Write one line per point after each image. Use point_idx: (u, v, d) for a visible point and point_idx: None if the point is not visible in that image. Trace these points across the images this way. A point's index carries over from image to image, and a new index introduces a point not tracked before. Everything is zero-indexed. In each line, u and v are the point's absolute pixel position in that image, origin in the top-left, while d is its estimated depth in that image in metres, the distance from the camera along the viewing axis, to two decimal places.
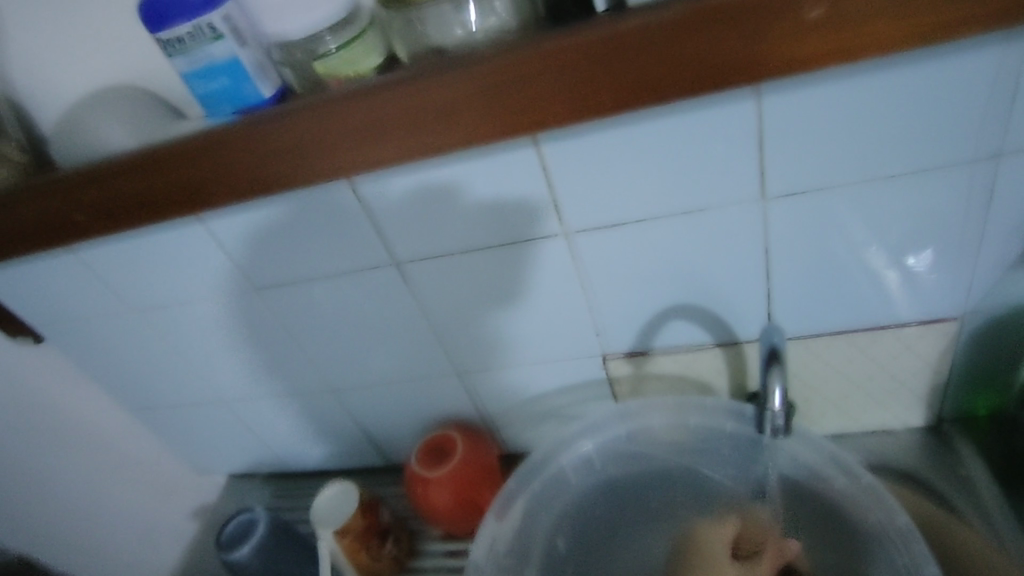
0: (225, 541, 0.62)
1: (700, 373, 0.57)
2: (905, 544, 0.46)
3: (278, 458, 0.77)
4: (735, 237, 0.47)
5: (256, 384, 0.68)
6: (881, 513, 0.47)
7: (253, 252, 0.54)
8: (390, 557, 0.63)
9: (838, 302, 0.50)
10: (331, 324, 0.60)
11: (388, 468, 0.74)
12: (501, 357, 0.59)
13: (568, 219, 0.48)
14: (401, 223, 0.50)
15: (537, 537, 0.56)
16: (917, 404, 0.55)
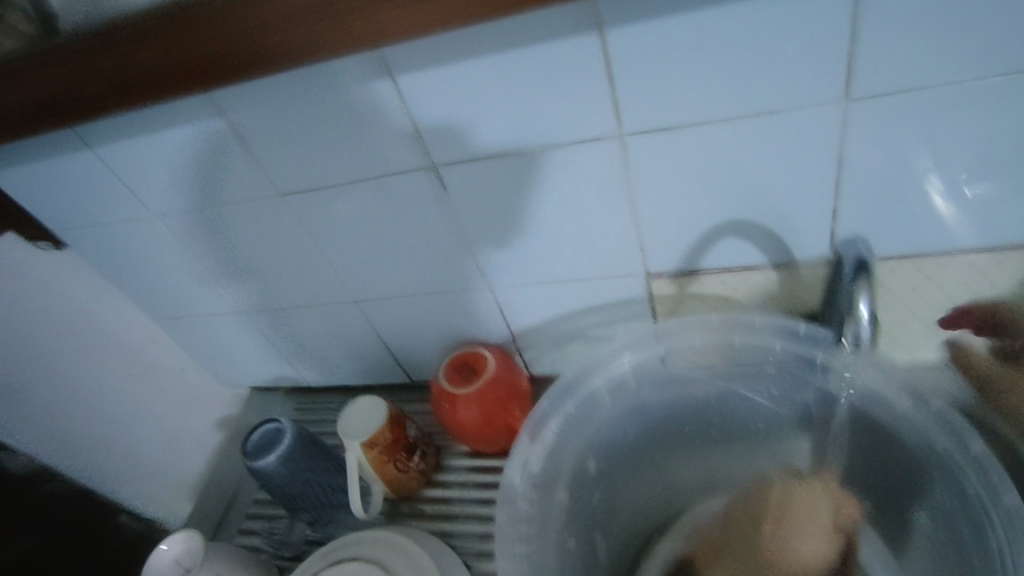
0: (251, 450, 0.61)
1: (750, 295, 0.54)
2: (983, 480, 0.42)
3: (303, 372, 0.76)
4: (807, 146, 0.43)
5: (280, 296, 0.66)
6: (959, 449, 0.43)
7: (279, 151, 0.51)
8: (417, 471, 0.63)
9: (911, 223, 0.46)
10: (360, 233, 0.56)
11: (414, 385, 0.73)
12: (537, 273, 0.56)
13: (624, 119, 0.43)
14: (439, 119, 0.46)
15: (570, 457, 0.54)
16: (979, 335, 0.52)
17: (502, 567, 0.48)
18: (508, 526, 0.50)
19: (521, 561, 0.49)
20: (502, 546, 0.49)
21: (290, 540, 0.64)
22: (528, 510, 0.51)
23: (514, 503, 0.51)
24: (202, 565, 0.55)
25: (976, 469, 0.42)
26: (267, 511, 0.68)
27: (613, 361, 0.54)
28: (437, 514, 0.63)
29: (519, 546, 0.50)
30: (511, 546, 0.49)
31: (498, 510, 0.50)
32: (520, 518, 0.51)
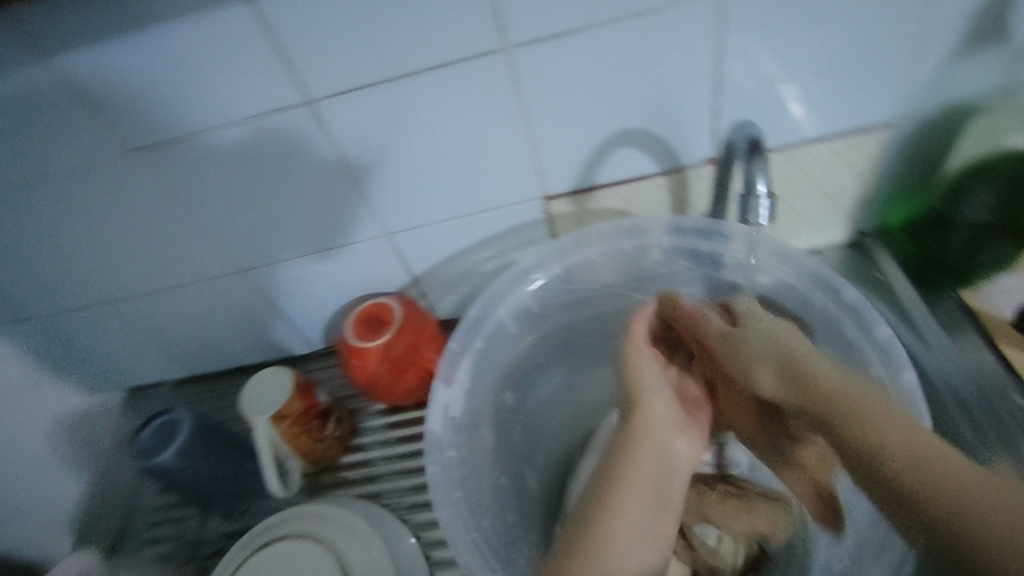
0: (142, 449, 0.54)
1: (644, 205, 0.55)
2: (884, 356, 0.46)
3: (188, 360, 0.69)
4: (687, 45, 0.43)
5: (148, 276, 0.58)
6: (859, 327, 0.47)
7: (119, 100, 0.44)
8: (333, 438, 0.59)
9: (780, 115, 0.49)
10: (233, 190, 0.51)
11: (316, 352, 0.69)
12: (434, 210, 0.54)
13: (507, 30, 0.42)
14: (305, 45, 0.42)
15: (489, 393, 0.54)
16: (843, 216, 0.57)
17: (442, 517, 0.46)
18: (442, 477, 0.48)
19: (461, 505, 0.48)
20: (438, 498, 0.47)
21: (205, 538, 0.59)
22: (457, 455, 0.50)
23: (443, 452, 0.49)
24: None
25: (878, 349, 0.46)
26: (173, 515, 0.62)
27: (519, 286, 0.54)
28: (361, 477, 0.60)
29: (456, 491, 0.48)
30: (446, 494, 0.47)
31: (427, 463, 0.48)
32: (455, 468, 0.49)
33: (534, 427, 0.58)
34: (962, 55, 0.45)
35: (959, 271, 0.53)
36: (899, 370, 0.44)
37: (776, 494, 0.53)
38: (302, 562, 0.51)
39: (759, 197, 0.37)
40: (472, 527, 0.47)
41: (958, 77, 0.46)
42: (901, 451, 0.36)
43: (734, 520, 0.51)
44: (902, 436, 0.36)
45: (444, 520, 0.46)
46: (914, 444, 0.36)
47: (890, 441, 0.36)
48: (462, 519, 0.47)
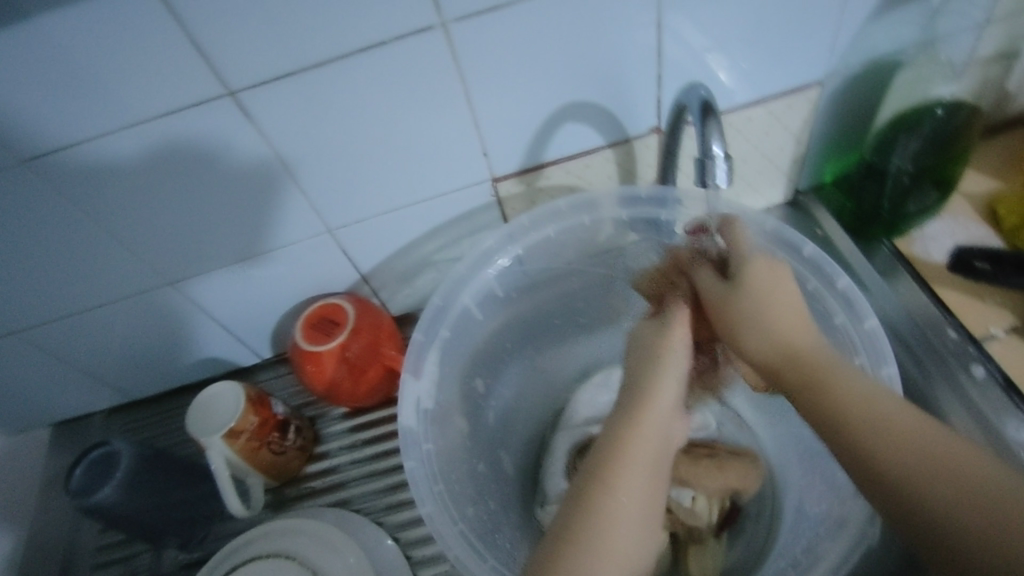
0: (78, 487, 0.49)
1: (593, 180, 0.55)
2: (847, 308, 0.48)
3: (119, 385, 0.63)
4: (626, 12, 0.43)
5: (67, 299, 0.53)
6: (822, 280, 0.49)
7: (15, 103, 0.39)
8: (294, 448, 0.56)
9: (720, 79, 0.49)
10: (155, 195, 0.47)
11: (264, 362, 0.65)
12: (378, 201, 0.52)
13: (442, 4, 0.40)
14: (227, 30, 0.38)
15: (457, 382, 0.52)
16: (782, 177, 0.59)
17: (427, 510, 0.44)
18: (423, 472, 0.46)
19: (445, 498, 0.45)
20: (421, 494, 0.44)
21: (162, 572, 0.55)
22: (434, 448, 0.48)
23: (420, 446, 0.47)
24: None
25: (840, 300, 0.48)
26: (122, 552, 0.57)
27: (479, 272, 0.52)
28: (328, 486, 0.57)
29: (439, 485, 0.46)
30: (428, 486, 0.45)
31: (406, 458, 0.46)
32: (433, 462, 0.47)
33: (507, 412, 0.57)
34: (884, 11, 0.47)
35: (888, 222, 0.56)
36: (861, 318, 0.47)
37: (741, 451, 0.54)
38: None
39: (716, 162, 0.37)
40: (457, 519, 0.45)
41: (880, 32, 0.48)
42: (864, 413, 0.37)
43: (707, 476, 0.52)
44: (868, 397, 0.37)
45: (428, 515, 0.43)
46: (879, 405, 0.37)
47: (857, 405, 0.37)
48: (447, 510, 0.45)
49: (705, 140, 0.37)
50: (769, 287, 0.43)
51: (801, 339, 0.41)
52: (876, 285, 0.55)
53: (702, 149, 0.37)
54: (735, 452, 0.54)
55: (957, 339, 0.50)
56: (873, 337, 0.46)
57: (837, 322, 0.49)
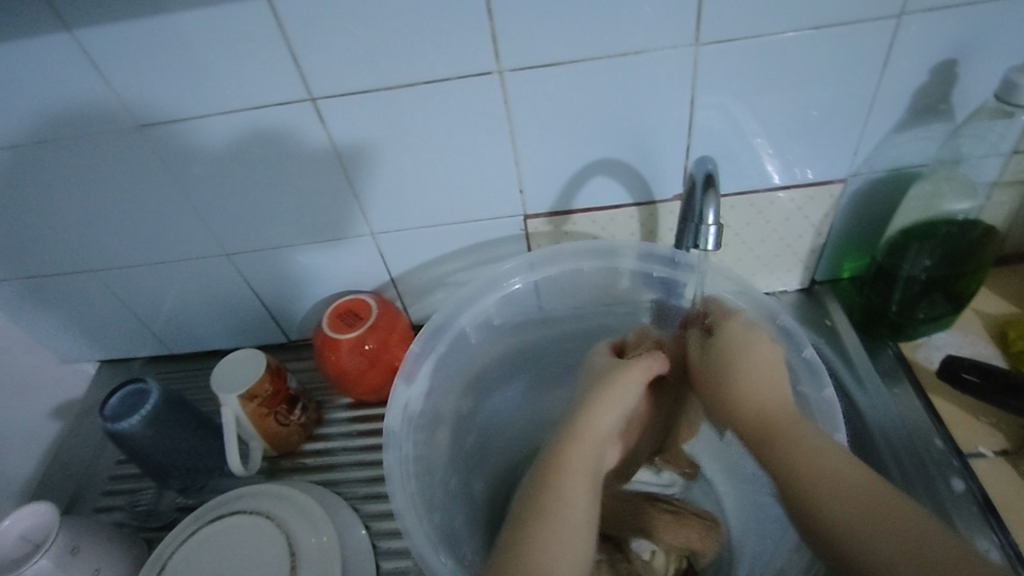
0: (110, 414, 0.55)
1: (614, 233, 0.59)
2: (812, 377, 0.49)
3: (163, 338, 0.71)
4: (664, 88, 0.48)
5: (138, 250, 0.60)
6: (793, 349, 0.51)
7: (139, 77, 0.47)
8: (298, 425, 0.61)
9: (748, 162, 0.53)
10: (232, 174, 0.54)
11: (290, 344, 0.71)
12: (420, 217, 0.58)
13: (503, 55, 0.46)
14: (322, 47, 0.45)
15: (446, 398, 0.58)
16: (798, 264, 0.62)
17: (397, 503, 0.47)
18: (400, 469, 0.49)
19: (415, 497, 0.49)
20: (395, 486, 0.48)
21: (159, 510, 0.60)
22: (413, 450, 0.52)
23: (401, 447, 0.51)
24: (55, 535, 0.49)
25: (806, 369, 0.50)
26: (129, 485, 0.62)
27: (483, 299, 0.58)
28: (319, 466, 0.62)
29: (412, 485, 0.49)
30: (402, 481, 0.49)
31: (387, 453, 0.49)
32: (409, 463, 0.51)
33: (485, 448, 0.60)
34: (906, 125, 0.51)
35: (894, 323, 0.57)
36: (821, 385, 0.48)
37: (708, 514, 0.57)
38: (250, 537, 0.52)
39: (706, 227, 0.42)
40: (424, 516, 0.48)
41: (902, 144, 0.52)
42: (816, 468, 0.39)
43: (665, 531, 0.55)
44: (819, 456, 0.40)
45: (400, 507, 0.47)
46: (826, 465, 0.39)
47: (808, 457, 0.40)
48: (416, 509, 0.48)
49: (701, 207, 0.42)
50: (743, 349, 0.47)
51: (769, 395, 0.44)
52: (872, 383, 0.56)
53: (698, 214, 0.43)
54: (700, 513, 0.57)
55: (942, 449, 0.51)
56: (828, 406, 0.47)
57: (801, 391, 0.50)
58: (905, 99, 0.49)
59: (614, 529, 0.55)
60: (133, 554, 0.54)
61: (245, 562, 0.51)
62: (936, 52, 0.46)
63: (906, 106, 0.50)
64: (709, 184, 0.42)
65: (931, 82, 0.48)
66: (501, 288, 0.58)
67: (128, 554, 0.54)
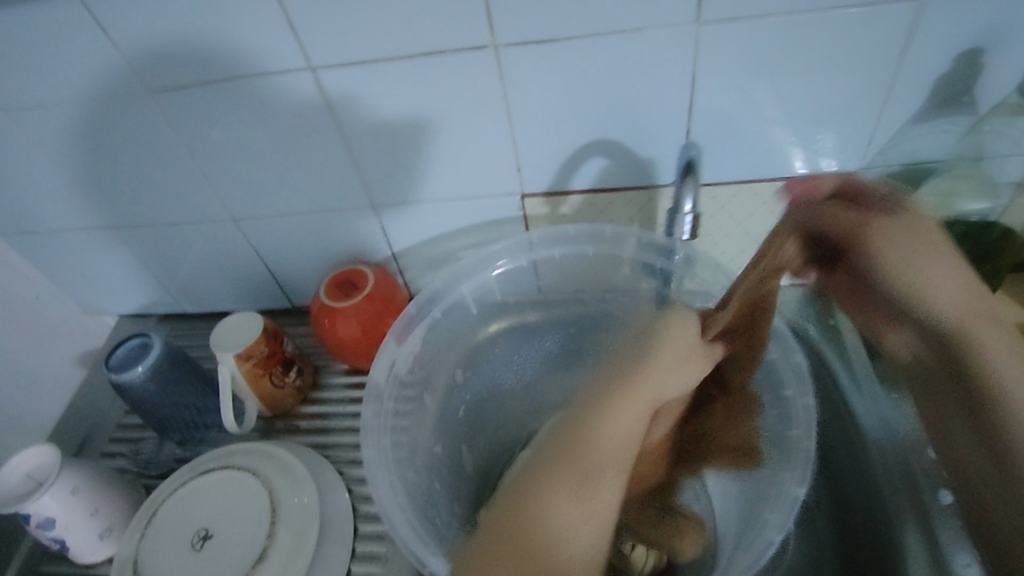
0: (115, 364, 0.58)
1: (613, 217, 0.58)
2: (797, 381, 0.51)
3: (177, 296, 0.74)
4: (664, 68, 0.46)
5: (151, 209, 0.63)
6: (783, 353, 0.52)
7: (144, 40, 0.48)
8: (293, 387, 0.63)
9: (754, 148, 0.51)
10: (238, 142, 0.55)
11: (295, 309, 0.73)
12: (418, 191, 0.58)
13: (497, 29, 0.45)
14: (318, 16, 0.46)
15: (442, 367, 0.58)
16: None
17: (367, 456, 0.48)
18: (375, 424, 0.50)
19: (387, 453, 0.50)
20: (368, 439, 0.49)
21: (158, 460, 0.63)
22: (394, 411, 0.53)
23: (381, 403, 0.52)
24: (55, 476, 0.52)
25: (794, 373, 0.51)
26: (133, 434, 0.66)
27: (486, 266, 0.57)
28: (313, 428, 0.63)
29: (387, 440, 0.50)
30: (376, 439, 0.50)
31: (365, 406, 0.51)
32: (388, 423, 0.51)
33: (477, 419, 0.61)
34: (925, 117, 0.48)
35: None
36: (806, 392, 0.50)
37: (693, 514, 0.56)
38: (237, 492, 0.54)
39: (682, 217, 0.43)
40: (392, 474, 0.49)
41: (920, 137, 0.49)
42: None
43: (644, 527, 0.54)
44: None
45: (370, 459, 0.48)
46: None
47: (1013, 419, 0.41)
48: (385, 463, 0.49)
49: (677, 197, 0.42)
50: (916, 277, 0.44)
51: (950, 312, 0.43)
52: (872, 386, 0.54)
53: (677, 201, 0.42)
54: (684, 513, 0.55)
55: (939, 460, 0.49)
56: (809, 415, 0.49)
57: (785, 395, 0.51)
58: (926, 89, 0.46)
59: None
60: (131, 499, 0.58)
61: (232, 515, 0.53)
62: (958, 40, 0.43)
63: (925, 96, 0.47)
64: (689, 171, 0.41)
65: (954, 72, 0.45)
66: (498, 264, 0.58)
67: (124, 498, 0.57)
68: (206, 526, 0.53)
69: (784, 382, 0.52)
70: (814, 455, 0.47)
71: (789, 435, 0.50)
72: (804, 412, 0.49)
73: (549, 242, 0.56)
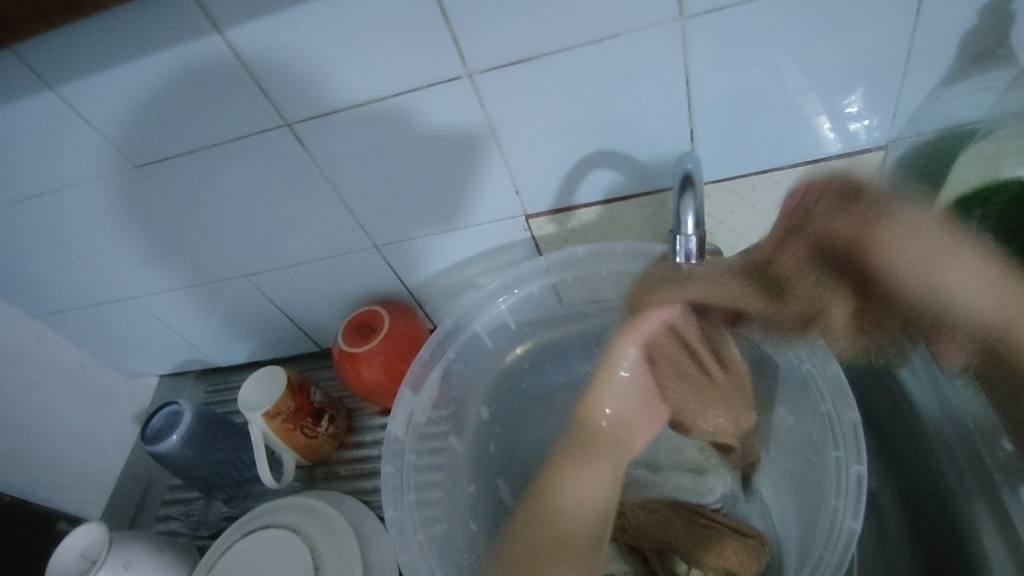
0: (151, 435, 0.59)
1: (625, 224, 0.55)
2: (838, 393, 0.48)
3: (209, 352, 0.75)
4: (654, 69, 0.43)
5: (169, 275, 0.64)
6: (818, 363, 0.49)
7: (124, 120, 0.48)
8: (327, 434, 0.63)
9: (766, 136, 0.47)
10: (236, 205, 0.55)
11: (322, 351, 0.74)
12: (419, 226, 0.56)
13: (469, 57, 0.43)
14: (285, 73, 0.44)
15: (472, 399, 0.57)
16: None
17: (390, 516, 0.48)
18: (395, 480, 0.50)
19: (411, 509, 0.49)
20: (389, 497, 0.49)
21: (208, 520, 0.65)
22: (417, 461, 0.52)
23: (402, 456, 0.51)
24: (107, 553, 0.53)
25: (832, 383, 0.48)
26: (182, 496, 0.67)
27: (494, 300, 0.55)
28: (352, 473, 0.63)
29: (411, 495, 0.50)
30: (399, 491, 0.49)
31: (383, 463, 0.50)
32: (410, 472, 0.51)
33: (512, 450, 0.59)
34: (955, 78, 0.43)
35: None
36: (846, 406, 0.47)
37: (751, 531, 0.53)
38: (279, 549, 0.55)
39: (687, 236, 0.42)
40: (418, 528, 0.48)
41: (951, 100, 0.44)
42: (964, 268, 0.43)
43: (704, 554, 0.52)
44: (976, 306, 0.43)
45: (392, 518, 0.48)
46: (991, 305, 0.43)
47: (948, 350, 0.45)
48: (412, 519, 0.48)
49: (680, 212, 0.41)
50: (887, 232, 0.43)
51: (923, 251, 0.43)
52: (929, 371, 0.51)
53: (679, 217, 0.42)
54: (740, 531, 0.53)
55: None
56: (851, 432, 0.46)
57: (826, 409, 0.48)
58: (950, 47, 0.41)
59: (643, 541, 0.55)
60: (187, 562, 0.59)
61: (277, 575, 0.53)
62: None
63: (952, 55, 0.42)
64: (689, 185, 0.41)
65: (981, 26, 0.40)
66: (512, 291, 0.56)
67: (179, 563, 0.58)
68: None
69: (821, 395, 0.49)
70: (863, 479, 0.44)
71: (829, 454, 0.47)
72: (850, 430, 0.46)
73: (561, 265, 0.54)
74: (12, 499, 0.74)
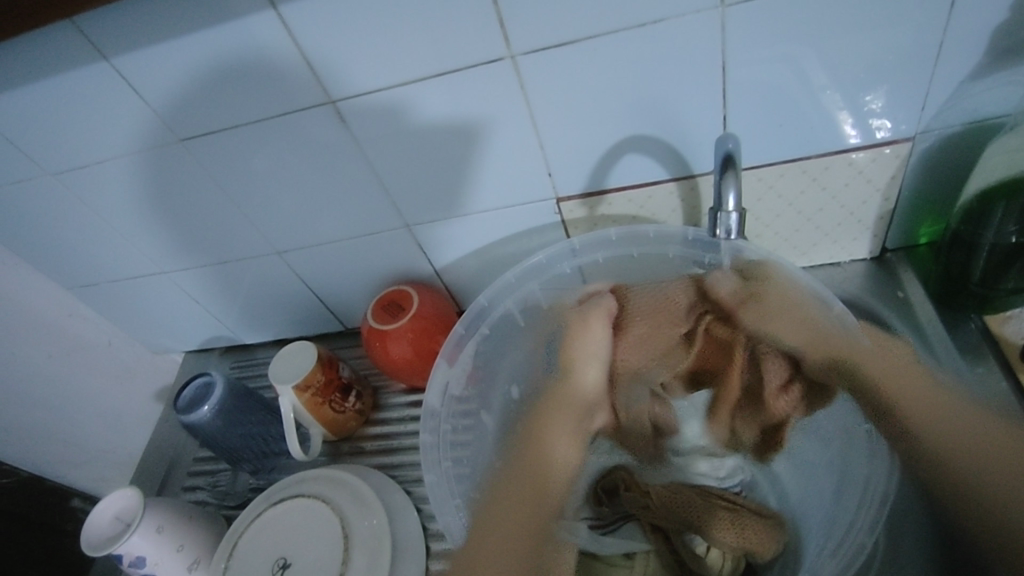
0: (183, 405, 0.61)
1: (653, 210, 0.56)
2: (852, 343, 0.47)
3: (236, 329, 0.76)
4: (692, 56, 0.44)
5: (202, 251, 0.65)
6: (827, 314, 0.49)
7: (171, 94, 0.50)
8: (353, 411, 0.64)
9: (798, 126, 0.48)
10: (273, 182, 0.56)
11: (347, 331, 0.75)
12: (451, 208, 0.57)
13: (512, 39, 0.44)
14: (332, 50, 0.46)
15: (499, 380, 0.59)
16: (865, 231, 0.56)
17: (430, 481, 0.51)
18: (434, 445, 0.53)
19: (449, 474, 0.52)
20: (430, 464, 0.52)
21: (234, 491, 0.66)
22: (452, 434, 0.55)
23: (439, 426, 0.54)
24: (141, 519, 0.54)
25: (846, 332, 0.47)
26: (209, 467, 0.69)
27: (523, 282, 0.57)
28: (378, 449, 0.65)
29: (448, 462, 0.53)
30: (436, 459, 0.53)
31: (422, 431, 0.53)
32: (446, 443, 0.54)
33: None
34: (985, 72, 0.44)
35: (977, 295, 0.51)
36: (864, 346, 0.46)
37: (772, 513, 0.55)
38: (309, 518, 0.56)
39: (728, 214, 0.45)
40: (456, 495, 0.51)
41: (980, 93, 0.45)
42: (955, 438, 0.41)
43: (725, 533, 0.53)
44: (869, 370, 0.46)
45: (431, 481, 0.51)
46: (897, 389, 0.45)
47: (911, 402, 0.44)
48: (450, 486, 0.52)
49: (723, 192, 0.44)
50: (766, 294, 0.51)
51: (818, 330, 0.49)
52: (948, 360, 0.52)
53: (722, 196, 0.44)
54: (761, 513, 0.55)
55: None
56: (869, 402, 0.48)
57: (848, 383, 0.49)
58: (982, 41, 0.42)
59: (666, 520, 0.56)
60: (215, 530, 0.61)
61: (307, 542, 0.55)
62: None
63: (982, 50, 0.43)
64: (730, 166, 0.43)
65: (1013, 20, 0.41)
66: (541, 274, 0.57)
67: (207, 530, 0.60)
68: (284, 553, 0.55)
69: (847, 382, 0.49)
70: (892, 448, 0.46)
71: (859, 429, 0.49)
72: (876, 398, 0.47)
73: (591, 249, 0.56)
74: (28, 475, 0.77)
